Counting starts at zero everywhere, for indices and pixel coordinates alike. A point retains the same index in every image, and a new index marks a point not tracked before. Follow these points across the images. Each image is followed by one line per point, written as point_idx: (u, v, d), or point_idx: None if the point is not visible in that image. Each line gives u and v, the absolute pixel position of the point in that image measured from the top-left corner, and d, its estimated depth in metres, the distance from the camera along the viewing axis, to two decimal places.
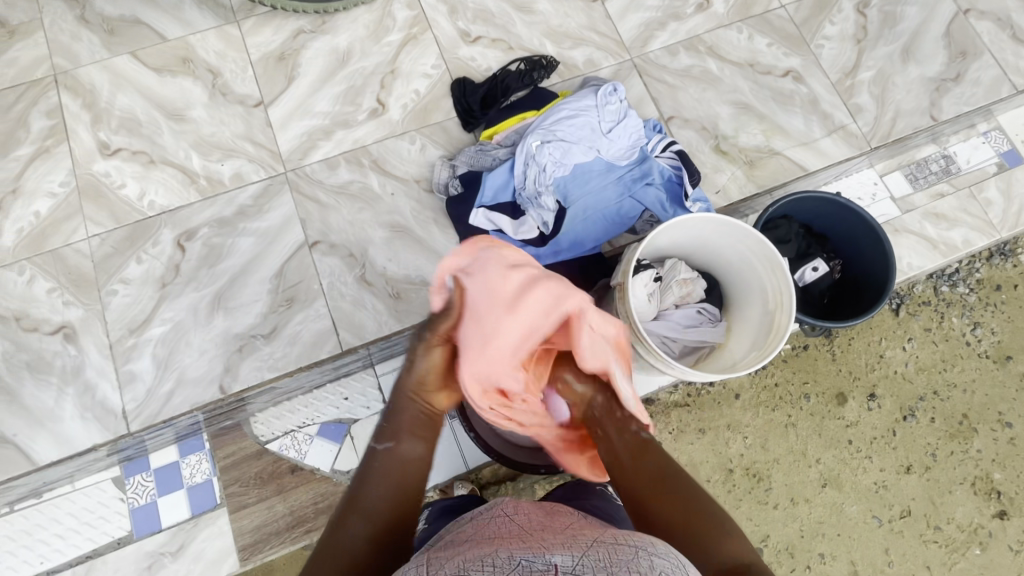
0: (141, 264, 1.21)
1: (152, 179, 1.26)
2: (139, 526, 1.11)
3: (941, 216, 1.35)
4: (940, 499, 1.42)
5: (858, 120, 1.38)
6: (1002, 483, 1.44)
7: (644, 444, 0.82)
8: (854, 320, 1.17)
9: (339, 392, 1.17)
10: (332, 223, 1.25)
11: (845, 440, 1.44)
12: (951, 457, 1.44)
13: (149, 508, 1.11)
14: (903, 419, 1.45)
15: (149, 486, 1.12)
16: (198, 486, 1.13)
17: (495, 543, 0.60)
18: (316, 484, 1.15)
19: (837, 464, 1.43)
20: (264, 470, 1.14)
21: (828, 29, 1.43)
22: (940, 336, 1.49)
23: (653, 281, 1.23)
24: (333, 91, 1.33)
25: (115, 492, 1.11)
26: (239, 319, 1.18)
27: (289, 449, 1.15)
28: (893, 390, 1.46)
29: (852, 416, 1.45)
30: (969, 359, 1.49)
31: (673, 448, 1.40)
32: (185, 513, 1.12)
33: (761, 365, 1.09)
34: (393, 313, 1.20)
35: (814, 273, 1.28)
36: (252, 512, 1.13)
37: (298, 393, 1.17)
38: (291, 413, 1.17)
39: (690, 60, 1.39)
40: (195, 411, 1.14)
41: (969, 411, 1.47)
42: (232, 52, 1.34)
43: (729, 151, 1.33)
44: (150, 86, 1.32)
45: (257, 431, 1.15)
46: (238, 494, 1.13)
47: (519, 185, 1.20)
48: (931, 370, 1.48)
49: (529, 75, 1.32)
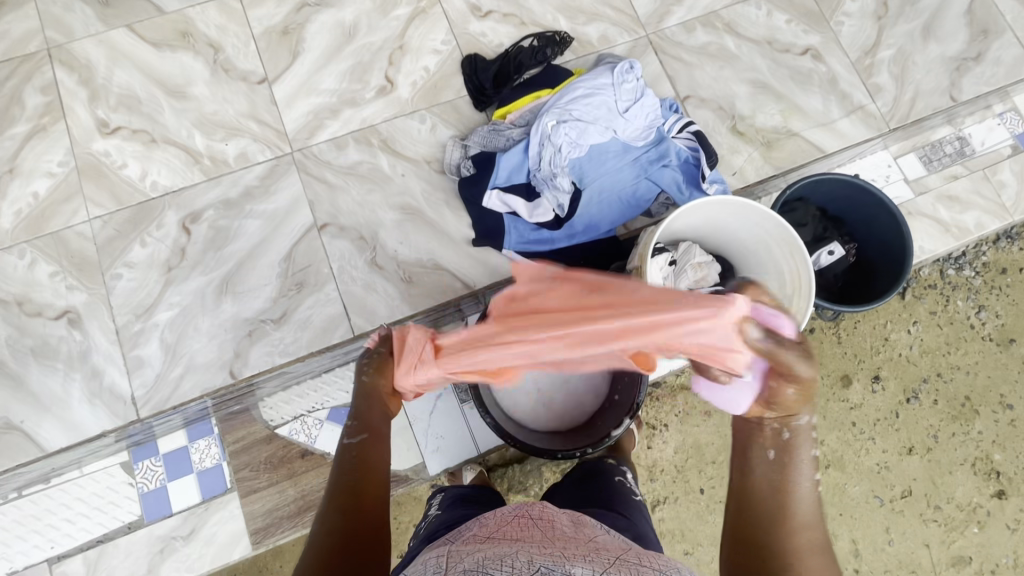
0: (145, 247, 1.18)
1: (154, 159, 1.22)
2: (150, 511, 1.10)
3: (955, 199, 1.34)
4: (940, 479, 1.44)
5: (877, 101, 1.35)
6: (1001, 463, 1.46)
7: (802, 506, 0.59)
8: (867, 305, 1.16)
9: (348, 376, 1.15)
10: (341, 205, 1.22)
11: (850, 422, 1.45)
12: (952, 439, 1.46)
13: (159, 492, 1.10)
14: (906, 401, 1.46)
15: (159, 471, 1.11)
16: (208, 471, 1.12)
17: (516, 546, 0.59)
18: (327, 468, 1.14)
19: (840, 445, 1.45)
20: (275, 454, 1.13)
21: (849, 5, 1.39)
22: (946, 319, 1.49)
23: (667, 265, 1.21)
24: (340, 67, 1.28)
25: (124, 477, 1.10)
26: (248, 304, 1.16)
27: (299, 433, 1.14)
28: (897, 373, 1.47)
29: (857, 398, 1.46)
30: (973, 342, 1.49)
31: (680, 431, 1.40)
32: (195, 498, 1.11)
33: None
34: (404, 298, 1.18)
35: (830, 257, 1.28)
36: (263, 496, 1.12)
37: (308, 376, 1.15)
38: (301, 397, 1.15)
39: (707, 37, 1.35)
40: (204, 397, 1.12)
41: (971, 394, 1.47)
42: (234, 26, 1.29)
43: (746, 132, 1.30)
44: (149, 62, 1.27)
45: (266, 416, 1.13)
46: (249, 478, 1.12)
47: (534, 166, 1.17)
48: (935, 353, 1.48)
49: (543, 51, 1.27)
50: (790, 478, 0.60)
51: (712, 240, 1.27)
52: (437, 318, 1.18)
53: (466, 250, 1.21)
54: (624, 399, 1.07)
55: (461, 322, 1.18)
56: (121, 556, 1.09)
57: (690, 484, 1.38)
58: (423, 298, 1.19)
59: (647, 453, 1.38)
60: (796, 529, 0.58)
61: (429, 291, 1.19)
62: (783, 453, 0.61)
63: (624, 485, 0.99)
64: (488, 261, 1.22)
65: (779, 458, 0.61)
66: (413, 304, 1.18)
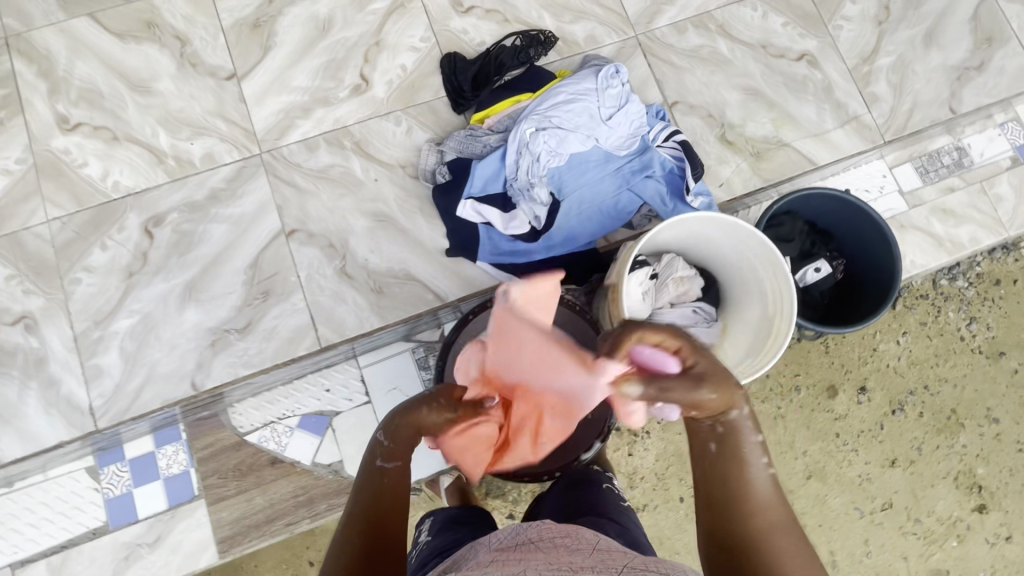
0: (106, 251, 1.13)
1: (116, 158, 1.17)
2: (116, 517, 1.07)
3: (950, 213, 1.29)
4: (922, 492, 1.42)
5: (873, 111, 1.30)
6: (984, 477, 1.43)
7: (765, 487, 0.60)
8: (851, 326, 1.13)
9: (321, 383, 1.13)
10: (311, 210, 1.17)
11: (833, 434, 1.43)
12: (936, 451, 1.43)
13: (126, 498, 1.08)
14: (891, 413, 1.44)
15: (125, 476, 1.08)
16: (175, 477, 1.09)
17: (516, 564, 0.55)
18: (297, 476, 1.11)
19: (823, 456, 1.42)
20: (243, 461, 1.10)
21: (849, 8, 1.33)
22: (935, 331, 1.45)
23: (648, 278, 1.19)
24: (313, 64, 1.22)
25: (89, 482, 1.07)
26: (212, 313, 1.12)
27: (269, 441, 1.11)
28: (884, 384, 1.44)
29: (841, 409, 1.43)
30: (963, 355, 1.46)
31: (661, 440, 1.37)
32: (162, 505, 1.08)
33: (757, 375, 1.05)
34: (375, 309, 1.15)
35: (817, 274, 1.23)
36: (231, 504, 1.09)
37: (279, 384, 1.12)
38: (271, 404, 1.12)
39: (699, 39, 1.29)
40: (171, 405, 1.09)
41: (957, 407, 1.45)
42: (202, 17, 1.23)
43: (735, 141, 1.25)
44: (112, 54, 1.21)
45: (235, 422, 1.10)
46: (217, 486, 1.09)
47: (513, 177, 1.12)
48: (923, 365, 1.45)
49: (525, 51, 1.21)
50: (745, 465, 0.61)
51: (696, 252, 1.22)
52: (411, 327, 1.15)
53: (439, 260, 1.17)
54: (596, 420, 1.03)
55: (437, 331, 1.16)
56: (86, 562, 1.06)
57: (669, 493, 1.36)
58: (395, 309, 1.15)
59: (627, 460, 1.35)
60: (763, 518, 0.58)
61: (400, 302, 1.15)
62: (737, 442, 0.61)
63: (612, 491, 0.96)
64: (462, 272, 1.18)
65: (732, 448, 0.61)
66: (384, 315, 1.15)
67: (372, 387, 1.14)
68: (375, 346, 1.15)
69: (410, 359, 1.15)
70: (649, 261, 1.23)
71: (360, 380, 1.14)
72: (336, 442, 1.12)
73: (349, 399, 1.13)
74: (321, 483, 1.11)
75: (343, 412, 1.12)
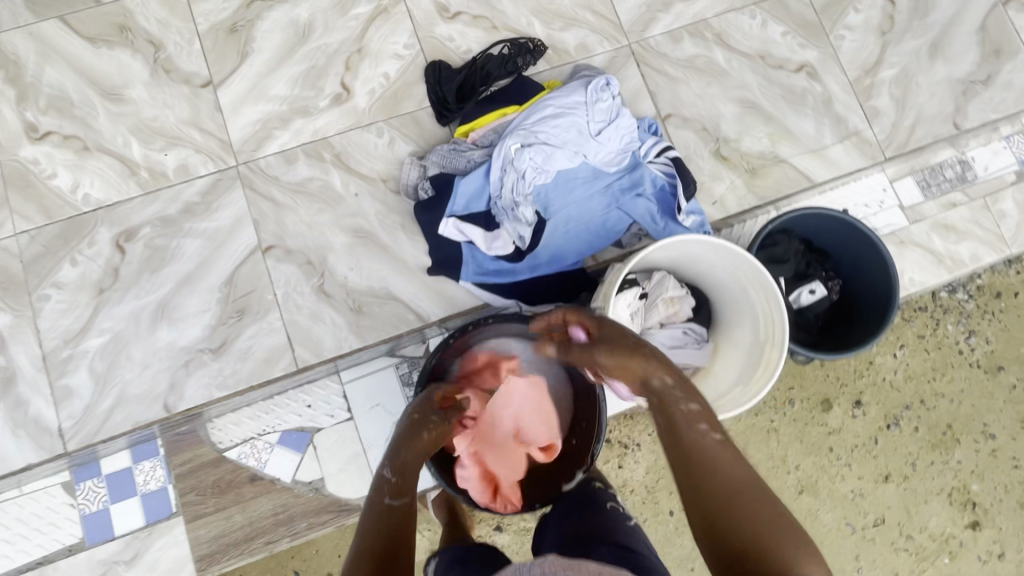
0: (76, 266, 1.09)
1: (86, 169, 1.12)
2: (92, 533, 1.04)
3: (952, 229, 1.25)
4: (914, 508, 1.39)
5: (875, 126, 1.25)
6: (978, 494, 1.40)
7: (723, 453, 0.70)
8: (847, 352, 1.09)
9: (302, 399, 1.09)
10: (288, 225, 1.13)
11: (827, 448, 1.40)
12: (930, 467, 1.40)
13: (101, 515, 1.04)
14: (886, 427, 1.41)
15: (101, 492, 1.05)
16: (153, 494, 1.06)
17: None
18: (277, 494, 1.08)
19: (815, 471, 1.39)
20: (223, 478, 1.07)
21: (852, 17, 1.28)
22: (933, 344, 1.41)
23: (637, 299, 1.13)
24: (292, 72, 1.18)
25: (64, 498, 1.04)
26: (185, 332, 1.09)
27: (248, 457, 1.08)
28: (879, 398, 1.41)
29: (836, 423, 1.40)
30: (961, 368, 1.42)
31: (652, 454, 1.33)
32: (139, 521, 1.05)
33: (748, 406, 1.00)
34: (354, 329, 1.11)
35: (811, 296, 1.19)
36: (209, 522, 1.06)
37: (259, 399, 1.08)
38: (251, 419, 1.08)
39: (694, 48, 1.24)
40: (150, 424, 1.06)
41: (953, 422, 1.41)
42: (177, 21, 1.18)
43: (730, 156, 1.21)
44: (82, 59, 1.15)
45: (214, 438, 1.07)
46: (196, 503, 1.06)
47: (497, 194, 1.08)
48: (920, 379, 1.41)
49: (513, 60, 1.16)
50: (701, 437, 0.71)
51: (688, 271, 1.19)
52: (395, 341, 1.12)
53: (421, 279, 1.14)
54: (580, 448, 1.02)
55: (422, 345, 1.12)
56: None
57: (660, 507, 1.32)
58: (375, 330, 1.12)
59: (617, 472, 1.31)
60: (733, 483, 0.67)
61: (381, 323, 1.12)
62: (682, 411, 0.74)
63: (616, 510, 0.87)
64: (444, 291, 1.14)
65: (681, 421, 0.74)
66: (364, 336, 1.11)
67: (355, 404, 1.10)
68: (358, 361, 1.11)
69: (394, 374, 1.11)
70: (639, 280, 1.18)
71: (342, 397, 1.10)
72: (317, 459, 1.08)
73: (331, 416, 1.09)
74: (302, 501, 1.08)
75: (324, 430, 1.09)
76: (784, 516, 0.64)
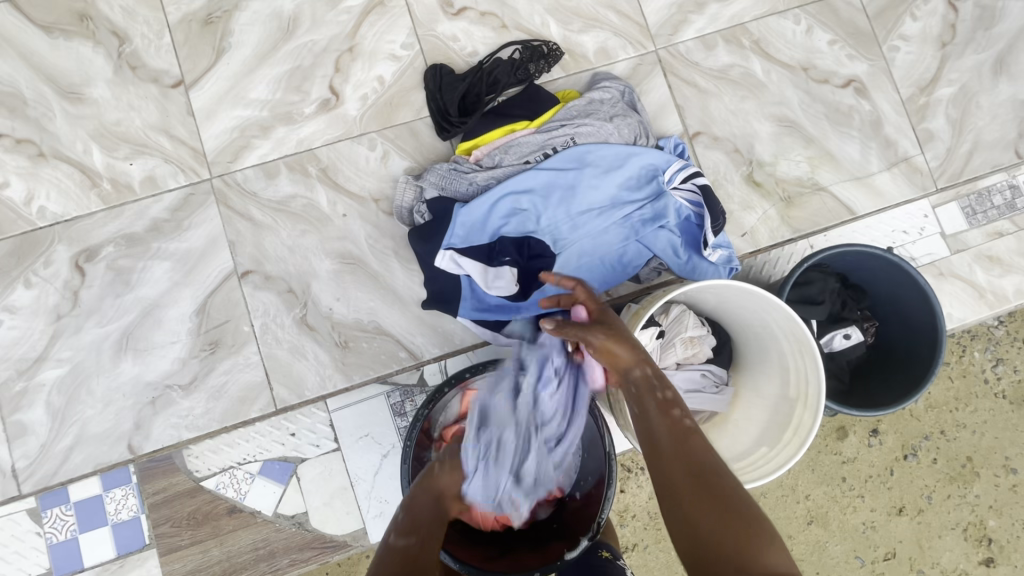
0: (31, 289, 0.99)
1: (42, 178, 1.00)
2: (60, 564, 0.95)
3: (997, 260, 1.11)
4: (928, 543, 1.22)
5: (927, 151, 1.13)
6: (995, 530, 1.23)
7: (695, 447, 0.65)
8: (882, 408, 0.97)
9: (286, 426, 0.99)
10: (267, 248, 1.01)
11: (839, 477, 1.22)
12: (947, 501, 1.23)
13: (69, 545, 0.95)
14: (903, 458, 1.23)
15: (69, 521, 0.95)
16: (125, 524, 0.96)
17: None
18: (257, 529, 0.97)
19: (826, 501, 1.22)
20: (199, 510, 0.97)
21: (908, 26, 1.14)
22: (956, 372, 1.25)
23: (654, 338, 1.00)
24: (274, 72, 1.04)
25: (30, 525, 0.95)
26: (152, 365, 0.99)
27: (227, 488, 0.97)
28: (898, 426, 1.23)
29: (850, 452, 1.23)
30: (983, 400, 1.25)
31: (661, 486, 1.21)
32: (109, 553, 0.95)
33: (773, 475, 0.90)
34: (340, 367, 1.01)
35: (846, 341, 1.06)
36: (184, 556, 0.96)
37: (241, 423, 0.99)
38: (231, 447, 0.98)
39: (729, 57, 1.10)
40: (127, 463, 0.97)
41: (974, 454, 1.24)
42: (144, 10, 1.04)
43: (764, 183, 1.09)
44: (36, 52, 1.02)
45: (191, 466, 0.98)
46: (170, 535, 0.96)
47: (505, 228, 0.96)
48: (941, 408, 1.24)
49: (525, 66, 1.03)
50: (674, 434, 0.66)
51: (709, 305, 1.04)
52: (386, 370, 1.01)
53: (415, 312, 1.03)
54: (584, 510, 0.86)
55: (415, 372, 1.02)
56: None
57: (663, 532, 1.15)
58: (362, 368, 1.01)
59: (619, 496, 1.13)
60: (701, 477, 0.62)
61: (369, 360, 1.01)
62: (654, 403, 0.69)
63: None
64: (441, 326, 1.04)
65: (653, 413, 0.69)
66: (350, 374, 1.01)
67: (342, 433, 1.00)
68: (348, 389, 1.01)
69: (385, 403, 1.01)
70: (654, 315, 1.03)
71: (329, 425, 1.00)
72: (301, 492, 0.98)
73: (317, 446, 0.99)
74: (284, 535, 0.97)
75: (309, 461, 0.98)
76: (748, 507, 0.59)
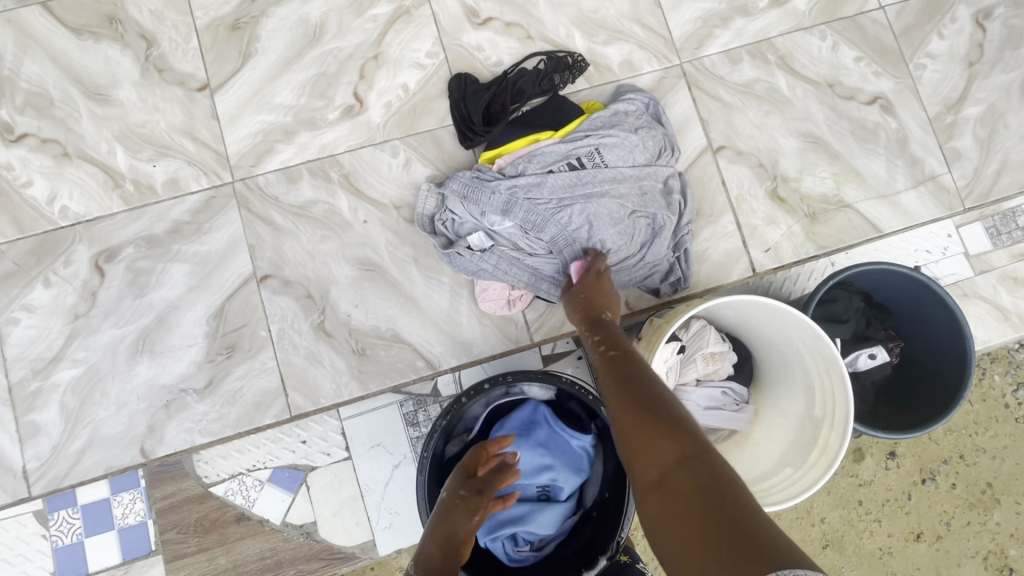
0: (50, 288, 0.99)
1: (65, 178, 1.01)
2: (64, 569, 0.93)
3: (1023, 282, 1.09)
4: (947, 572, 1.18)
5: (954, 170, 1.11)
6: (1017, 560, 1.19)
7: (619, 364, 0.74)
8: (911, 432, 0.94)
9: (297, 434, 0.98)
10: (287, 252, 1.01)
11: (856, 500, 1.19)
12: (966, 528, 1.20)
13: (75, 548, 0.93)
14: (921, 482, 1.20)
15: (76, 524, 0.94)
16: (131, 529, 0.94)
17: None
18: (264, 538, 0.95)
19: (842, 525, 1.19)
20: (207, 516, 0.95)
21: (936, 44, 1.14)
22: (977, 396, 1.22)
23: (675, 353, 0.97)
24: (299, 78, 1.04)
25: (36, 528, 0.94)
26: (167, 368, 0.98)
27: (235, 494, 0.96)
28: (916, 450, 1.20)
29: (867, 474, 1.20)
30: (1004, 424, 1.22)
31: None
32: (114, 559, 0.93)
33: (798, 499, 0.86)
34: (356, 374, 1.00)
35: (871, 361, 1.04)
36: (190, 563, 0.94)
37: (253, 429, 0.98)
38: (240, 453, 0.97)
39: (754, 72, 1.10)
40: (138, 466, 0.96)
41: (995, 480, 1.21)
42: (173, 14, 1.04)
43: (789, 198, 1.08)
44: (66, 53, 1.02)
45: (200, 471, 0.96)
46: (176, 542, 0.94)
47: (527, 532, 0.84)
48: (961, 432, 1.21)
49: (549, 77, 1.03)
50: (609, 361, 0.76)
51: (730, 320, 1.02)
52: (402, 379, 1.00)
53: (434, 321, 1.01)
54: (604, 523, 0.84)
55: (430, 382, 1.00)
56: None
57: None
58: (379, 376, 1.00)
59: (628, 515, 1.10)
60: (630, 394, 0.68)
61: (386, 369, 1.00)
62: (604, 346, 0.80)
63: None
64: (458, 336, 1.02)
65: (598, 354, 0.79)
66: (367, 383, 0.99)
67: (354, 443, 0.98)
68: (363, 398, 0.99)
69: (398, 413, 0.99)
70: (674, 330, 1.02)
71: (341, 434, 0.98)
72: (310, 501, 0.96)
73: (327, 454, 0.97)
74: (292, 545, 0.95)
75: (319, 469, 0.97)
76: (666, 401, 0.65)
